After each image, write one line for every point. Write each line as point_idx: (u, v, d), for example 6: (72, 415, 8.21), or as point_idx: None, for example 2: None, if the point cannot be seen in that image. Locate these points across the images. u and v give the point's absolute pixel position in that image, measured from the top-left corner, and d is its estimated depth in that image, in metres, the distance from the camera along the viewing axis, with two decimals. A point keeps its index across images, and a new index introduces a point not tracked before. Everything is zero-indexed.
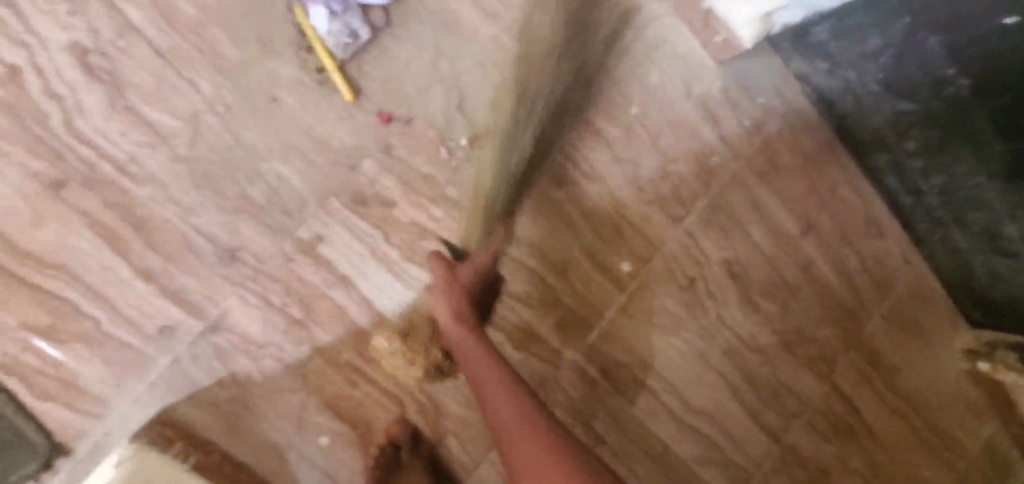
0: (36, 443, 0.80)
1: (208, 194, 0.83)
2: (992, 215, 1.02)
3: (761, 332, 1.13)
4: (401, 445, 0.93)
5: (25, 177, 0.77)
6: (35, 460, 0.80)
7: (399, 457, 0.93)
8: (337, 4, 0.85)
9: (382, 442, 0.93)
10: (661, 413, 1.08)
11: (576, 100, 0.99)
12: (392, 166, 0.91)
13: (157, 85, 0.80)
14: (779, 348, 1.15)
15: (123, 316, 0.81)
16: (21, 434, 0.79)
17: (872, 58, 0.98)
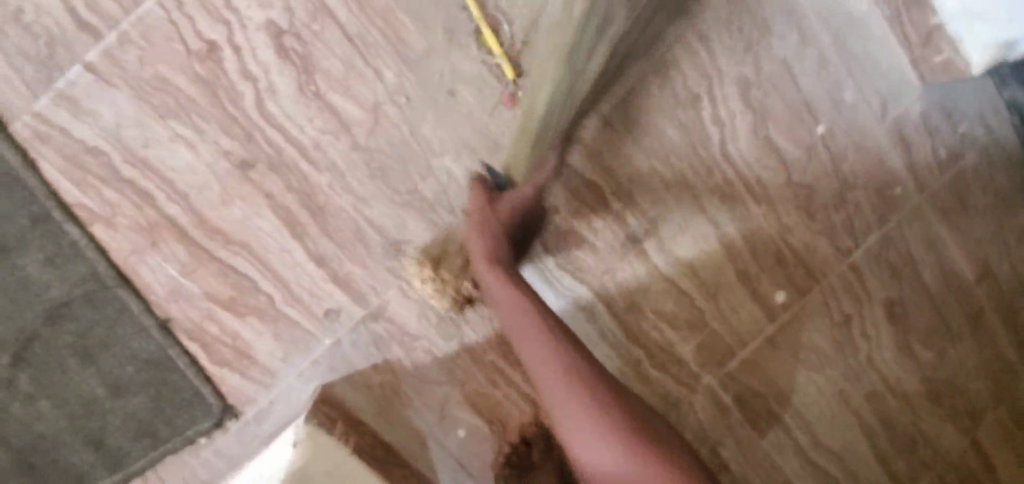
0: (210, 403, 0.85)
1: (382, 186, 0.83)
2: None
3: (912, 380, 1.02)
4: (531, 444, 0.94)
5: (219, 156, 0.79)
6: (210, 420, 0.86)
7: (529, 456, 0.94)
8: None
9: (513, 439, 0.93)
10: (790, 450, 1.01)
11: (758, 115, 0.90)
12: (558, 171, 0.87)
13: (345, 72, 0.79)
14: (926, 399, 1.03)
15: (294, 296, 0.84)
16: (199, 394, 0.85)
17: None
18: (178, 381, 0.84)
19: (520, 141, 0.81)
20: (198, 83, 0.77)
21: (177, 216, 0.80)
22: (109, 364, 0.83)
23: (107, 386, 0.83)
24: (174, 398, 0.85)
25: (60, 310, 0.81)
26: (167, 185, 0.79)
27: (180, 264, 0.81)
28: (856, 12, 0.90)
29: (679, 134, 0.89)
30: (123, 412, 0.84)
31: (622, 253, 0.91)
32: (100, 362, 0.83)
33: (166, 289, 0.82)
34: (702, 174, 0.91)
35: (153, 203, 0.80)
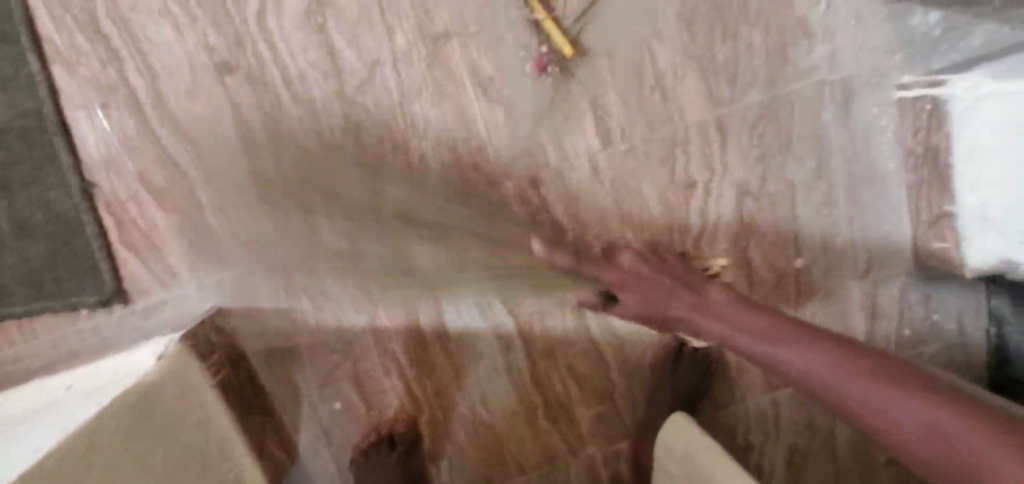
0: (104, 280, 0.83)
1: (352, 142, 0.80)
2: None
3: None
4: (395, 445, 0.90)
5: (200, 48, 0.75)
6: (96, 297, 0.83)
7: (386, 457, 0.89)
8: None
9: (381, 432, 0.91)
10: None
11: (744, 226, 0.87)
12: (530, 198, 0.84)
13: (360, 19, 0.76)
14: None
15: (225, 213, 0.82)
16: (97, 268, 0.82)
17: None
18: (81, 247, 0.82)
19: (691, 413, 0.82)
20: None
21: (139, 89, 0.76)
22: (20, 205, 0.80)
23: (10, 224, 0.80)
24: (69, 262, 0.82)
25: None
26: (139, 55, 0.75)
27: (124, 136, 0.78)
28: (881, 166, 0.86)
29: (661, 211, 0.85)
30: (20, 255, 0.82)
31: (560, 302, 0.89)
32: (14, 198, 0.80)
33: (102, 156, 0.79)
34: None
35: (119, 67, 0.76)
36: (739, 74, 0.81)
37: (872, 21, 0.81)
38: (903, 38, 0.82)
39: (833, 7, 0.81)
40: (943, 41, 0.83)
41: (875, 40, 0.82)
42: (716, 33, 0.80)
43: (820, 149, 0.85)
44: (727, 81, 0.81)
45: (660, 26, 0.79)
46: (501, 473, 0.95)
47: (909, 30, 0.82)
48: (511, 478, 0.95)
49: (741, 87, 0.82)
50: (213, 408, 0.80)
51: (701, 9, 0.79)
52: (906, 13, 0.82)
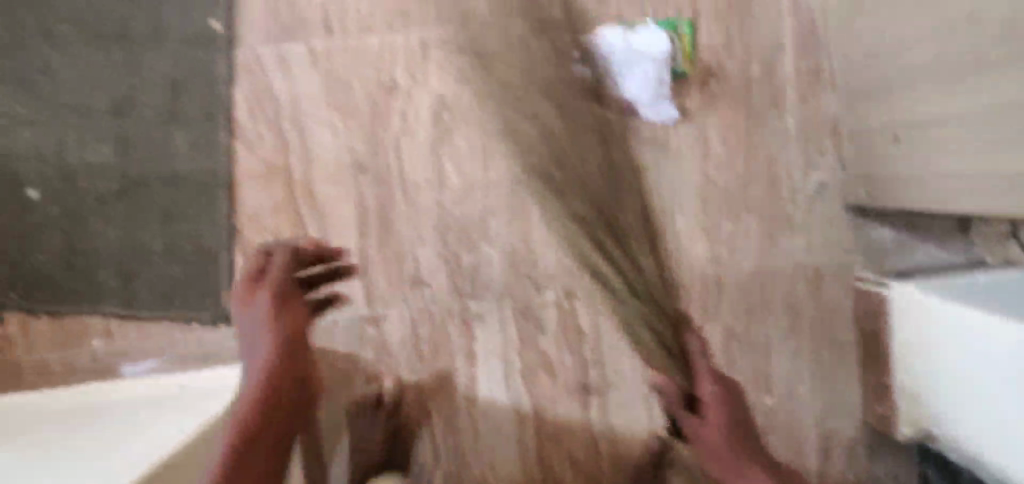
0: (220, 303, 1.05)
1: (438, 238, 1.04)
2: None
3: None
4: None
5: (348, 152, 1.02)
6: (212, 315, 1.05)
7: None
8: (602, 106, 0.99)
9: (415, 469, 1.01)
10: None
11: (727, 361, 1.09)
12: (563, 305, 1.07)
13: (465, 153, 1.02)
14: None
15: (329, 271, 1.05)
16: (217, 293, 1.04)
17: None
18: (209, 274, 1.04)
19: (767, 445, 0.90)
20: (367, 98, 1.01)
21: (295, 170, 1.03)
22: (177, 234, 1.03)
23: (164, 247, 1.04)
24: (197, 283, 1.04)
25: (174, 179, 1.03)
26: (303, 147, 1.02)
27: (273, 201, 1.03)
28: (839, 335, 1.08)
29: None
30: (162, 271, 1.04)
31: (571, 394, 1.08)
32: (173, 228, 1.03)
33: (250, 212, 1.04)
34: None
35: (286, 153, 1.03)
36: (738, 245, 1.06)
37: (841, 226, 1.06)
38: (863, 244, 1.07)
39: (815, 211, 1.06)
40: (895, 252, 1.06)
41: (841, 241, 1.07)
42: (726, 213, 1.05)
43: (791, 312, 1.08)
44: (729, 249, 1.06)
45: (685, 199, 1.05)
46: None
47: (868, 240, 1.07)
48: None
49: (738, 254, 1.06)
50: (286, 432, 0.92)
51: (718, 193, 1.05)
52: (867, 225, 1.06)
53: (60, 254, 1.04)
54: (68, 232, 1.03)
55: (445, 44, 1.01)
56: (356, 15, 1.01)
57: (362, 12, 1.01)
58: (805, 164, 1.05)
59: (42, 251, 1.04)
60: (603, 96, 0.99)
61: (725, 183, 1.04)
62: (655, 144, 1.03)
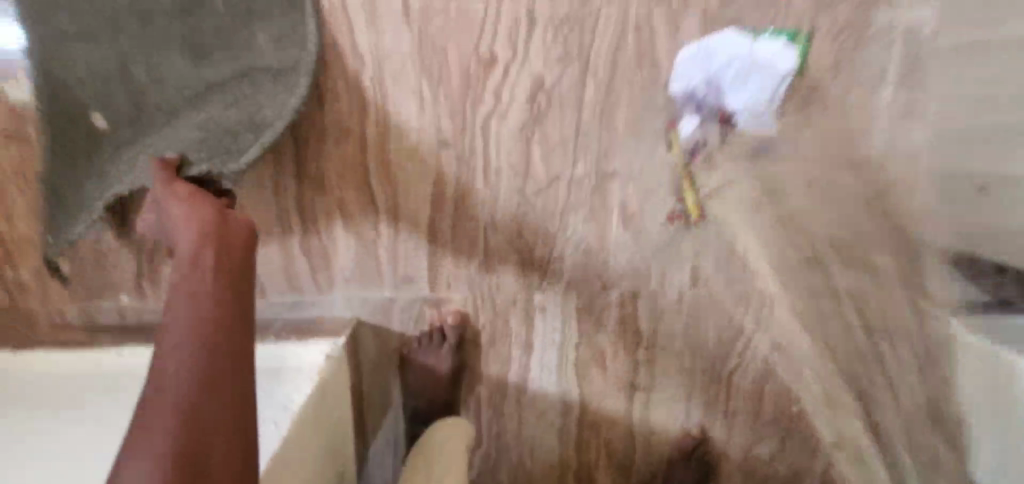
0: (229, 164, 0.86)
1: (514, 227, 1.00)
2: None
3: None
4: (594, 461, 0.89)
5: (432, 124, 0.94)
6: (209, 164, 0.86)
7: None
8: (703, 111, 0.97)
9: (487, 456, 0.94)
10: None
11: (767, 372, 1.13)
12: (626, 309, 1.06)
13: (557, 143, 0.97)
14: None
15: (393, 248, 0.99)
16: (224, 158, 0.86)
17: None
18: (233, 144, 0.87)
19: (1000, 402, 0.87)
20: (462, 69, 0.92)
21: (370, 137, 0.94)
22: (215, 109, 0.87)
23: (194, 118, 0.87)
24: (212, 147, 0.86)
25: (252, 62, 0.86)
26: (382, 112, 0.93)
27: (341, 167, 0.94)
28: None
29: (714, 344, 1.11)
30: (178, 137, 0.87)
31: (618, 390, 1.11)
32: (217, 98, 0.87)
33: (318, 177, 0.95)
34: (706, 379, 1.12)
35: (361, 115, 0.93)
36: None
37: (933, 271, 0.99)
38: None
39: None
40: None
41: None
42: None
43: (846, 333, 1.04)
44: None
45: None
46: None
47: None
48: None
49: None
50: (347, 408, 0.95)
51: None
52: None
53: (69, 104, 0.88)
54: (100, 80, 0.87)
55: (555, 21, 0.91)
56: None
57: None
58: None
59: (70, 63, 0.86)
60: (705, 102, 0.96)
61: None
62: (745, 159, 1.01)
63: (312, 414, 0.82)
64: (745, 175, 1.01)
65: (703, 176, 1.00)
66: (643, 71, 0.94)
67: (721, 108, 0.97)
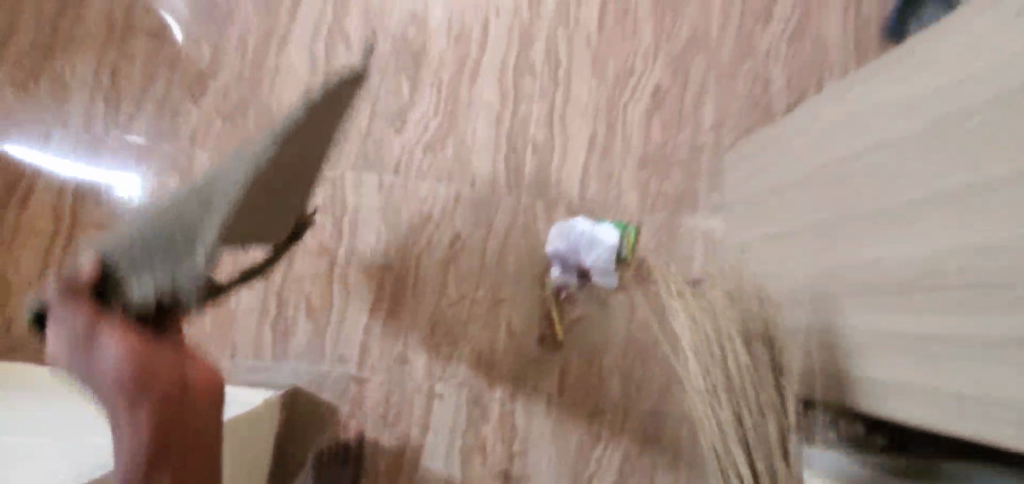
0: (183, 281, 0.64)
1: (428, 329, 1.39)
2: None
3: None
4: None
5: (383, 251, 1.41)
6: (174, 275, 0.64)
7: None
8: (565, 264, 1.43)
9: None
10: None
11: (617, 478, 1.40)
12: (506, 405, 1.39)
13: (465, 274, 1.42)
14: None
15: (338, 333, 1.36)
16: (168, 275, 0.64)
17: None
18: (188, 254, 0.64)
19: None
20: (411, 219, 1.43)
21: (339, 254, 1.39)
22: (188, 212, 0.67)
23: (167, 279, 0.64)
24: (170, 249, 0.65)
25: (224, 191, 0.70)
26: (351, 239, 1.40)
27: (314, 272, 1.38)
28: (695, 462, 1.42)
29: (575, 446, 1.39)
30: (155, 269, 0.65)
31: (494, 476, 1.36)
32: (194, 215, 0.66)
33: (299, 277, 1.38)
34: (568, 478, 1.38)
35: (336, 240, 1.40)
36: (642, 388, 1.43)
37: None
38: None
39: None
40: None
41: None
42: (637, 362, 1.44)
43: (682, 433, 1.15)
44: (635, 389, 1.43)
45: (610, 345, 1.44)
46: None
47: None
48: None
49: (642, 395, 1.43)
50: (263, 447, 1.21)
51: (635, 346, 1.45)
52: None
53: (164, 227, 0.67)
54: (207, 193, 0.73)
55: (473, 199, 1.46)
56: (417, 164, 1.45)
57: (422, 162, 1.46)
58: None
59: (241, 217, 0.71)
60: (567, 259, 1.42)
61: (641, 341, 1.45)
62: (597, 302, 1.46)
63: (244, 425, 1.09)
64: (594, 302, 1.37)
65: (568, 309, 1.44)
66: (526, 236, 1.46)
67: (579, 266, 1.43)
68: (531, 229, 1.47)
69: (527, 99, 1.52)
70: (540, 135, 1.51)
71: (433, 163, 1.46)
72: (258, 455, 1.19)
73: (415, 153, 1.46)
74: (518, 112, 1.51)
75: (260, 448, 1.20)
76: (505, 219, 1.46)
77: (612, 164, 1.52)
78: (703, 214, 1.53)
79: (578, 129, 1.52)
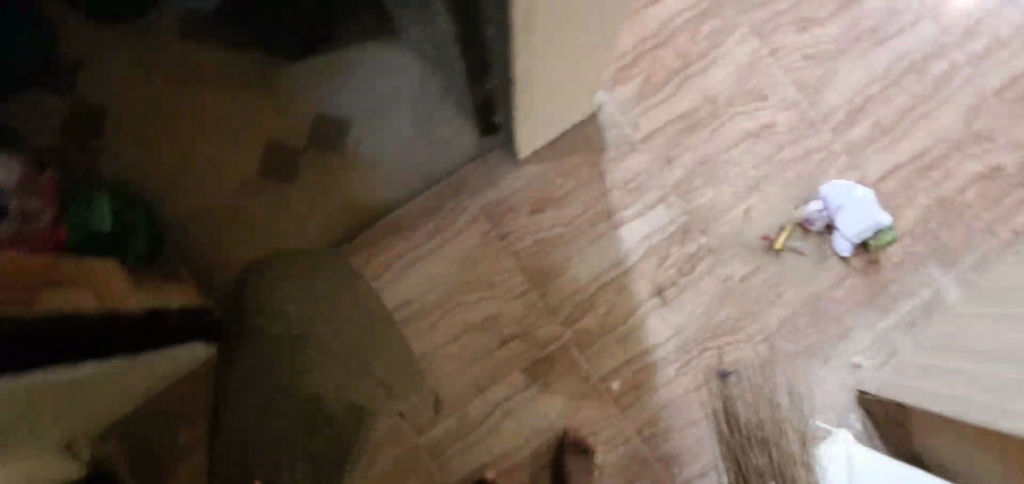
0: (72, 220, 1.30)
1: (700, 159, 1.65)
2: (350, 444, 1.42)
3: (544, 468, 1.56)
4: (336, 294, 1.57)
5: (718, 90, 1.69)
6: None
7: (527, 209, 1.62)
8: (824, 206, 1.61)
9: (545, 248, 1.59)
10: (514, 381, 1.57)
11: (727, 369, 1.57)
12: (702, 250, 1.61)
13: (755, 151, 1.66)
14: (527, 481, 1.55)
15: (647, 110, 1.67)
16: None
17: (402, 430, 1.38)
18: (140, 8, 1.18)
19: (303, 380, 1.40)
20: (752, 88, 1.69)
21: (692, 67, 1.69)
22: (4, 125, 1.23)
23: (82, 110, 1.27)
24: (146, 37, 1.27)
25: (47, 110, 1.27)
26: (707, 65, 1.70)
27: (668, 62, 1.69)
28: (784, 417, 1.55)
29: (718, 320, 1.59)
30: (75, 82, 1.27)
31: (653, 282, 1.60)
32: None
33: (657, 56, 1.69)
34: (695, 333, 1.58)
35: (698, 58, 1.70)
36: (797, 334, 1.59)
37: (849, 391, 1.56)
38: (841, 409, 1.56)
39: (843, 367, 1.57)
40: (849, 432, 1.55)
41: (835, 394, 1.56)
42: (811, 315, 1.59)
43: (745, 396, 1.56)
44: (792, 329, 1.59)
45: (804, 288, 1.60)
46: (539, 279, 1.60)
47: (845, 411, 1.56)
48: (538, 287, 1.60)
49: (793, 338, 1.58)
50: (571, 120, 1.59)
51: (819, 305, 1.59)
52: (855, 406, 1.56)
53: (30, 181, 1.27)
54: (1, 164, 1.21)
55: (803, 114, 1.68)
56: (789, 61, 1.71)
57: (792, 63, 1.71)
58: (858, 350, 1.58)
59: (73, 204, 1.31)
60: (830, 207, 1.60)
61: (827, 306, 1.59)
62: (823, 253, 1.61)
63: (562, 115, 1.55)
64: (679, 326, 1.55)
65: (798, 238, 1.62)
66: (816, 168, 1.65)
67: (829, 219, 1.61)
68: (822, 167, 1.66)
69: (900, 89, 1.71)
70: (886, 119, 1.69)
71: (798, 70, 1.70)
72: (566, 120, 1.57)
73: (793, 54, 1.71)
74: (881, 93, 1.70)
75: (570, 118, 1.58)
76: (812, 146, 1.67)
77: (919, 181, 1.66)
78: (948, 276, 1.62)
79: (916, 139, 1.69)
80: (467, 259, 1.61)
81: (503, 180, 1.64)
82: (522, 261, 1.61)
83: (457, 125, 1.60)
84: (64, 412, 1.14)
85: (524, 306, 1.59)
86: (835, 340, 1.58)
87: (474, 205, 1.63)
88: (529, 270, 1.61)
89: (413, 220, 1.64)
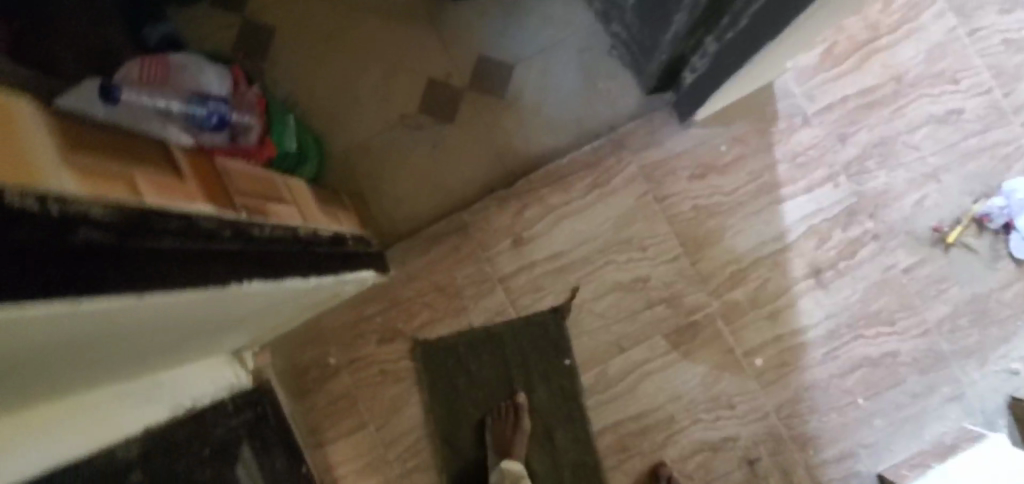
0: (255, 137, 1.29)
1: (876, 141, 1.57)
2: (503, 357, 1.59)
3: (677, 435, 1.56)
4: (489, 240, 1.61)
5: (905, 68, 1.58)
6: (156, 100, 1.12)
7: (686, 177, 1.59)
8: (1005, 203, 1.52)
9: (699, 216, 1.58)
10: (655, 345, 1.58)
11: (875, 360, 1.54)
12: (864, 236, 1.56)
13: (935, 137, 1.57)
14: (658, 445, 1.57)
15: (825, 82, 1.59)
16: None
17: (562, 350, 1.58)
18: None
19: (470, 296, 1.60)
20: (941, 70, 1.58)
21: (879, 40, 1.59)
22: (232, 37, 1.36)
23: None
24: None
25: None
26: (895, 40, 1.59)
27: (853, 32, 1.59)
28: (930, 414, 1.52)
29: (874, 309, 1.55)
30: None
31: (810, 263, 1.56)
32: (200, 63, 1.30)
33: (843, 25, 1.59)
34: (847, 320, 1.55)
35: (887, 31, 1.59)
36: (955, 333, 1.53)
37: (1002, 395, 1.52)
38: (992, 414, 1.52)
39: (999, 373, 1.52)
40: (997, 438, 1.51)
41: (988, 399, 1.52)
42: (973, 315, 1.53)
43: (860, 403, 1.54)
44: (950, 327, 1.54)
45: (969, 287, 1.54)
46: (690, 246, 1.58)
47: (996, 416, 1.52)
48: (688, 255, 1.58)
49: (950, 336, 1.53)
50: (756, 85, 1.52)
51: (983, 307, 1.53)
52: (1008, 413, 1.51)
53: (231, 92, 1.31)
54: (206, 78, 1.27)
55: (995, 103, 1.57)
56: (986, 43, 1.58)
57: (990, 46, 1.58)
58: (1019, 355, 1.52)
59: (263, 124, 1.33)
60: (1010, 206, 1.51)
61: (991, 309, 1.53)
62: (994, 252, 1.54)
63: (752, 84, 1.50)
64: (824, 308, 1.55)
65: (970, 234, 1.54)
66: (1000, 162, 1.56)
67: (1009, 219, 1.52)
68: (1007, 163, 1.56)
69: None
70: None
71: (996, 54, 1.58)
72: (751, 86, 1.51)
73: (993, 36, 1.58)
74: None
75: (755, 83, 1.51)
76: (998, 138, 1.56)
77: None
78: None
79: None
80: (623, 218, 1.60)
81: (665, 143, 1.60)
82: (676, 227, 1.59)
83: (620, 80, 1.63)
84: (258, 313, 1.19)
85: (673, 271, 1.58)
86: (995, 344, 1.53)
87: (634, 164, 1.60)
88: (682, 237, 1.59)
89: (571, 174, 1.61)
